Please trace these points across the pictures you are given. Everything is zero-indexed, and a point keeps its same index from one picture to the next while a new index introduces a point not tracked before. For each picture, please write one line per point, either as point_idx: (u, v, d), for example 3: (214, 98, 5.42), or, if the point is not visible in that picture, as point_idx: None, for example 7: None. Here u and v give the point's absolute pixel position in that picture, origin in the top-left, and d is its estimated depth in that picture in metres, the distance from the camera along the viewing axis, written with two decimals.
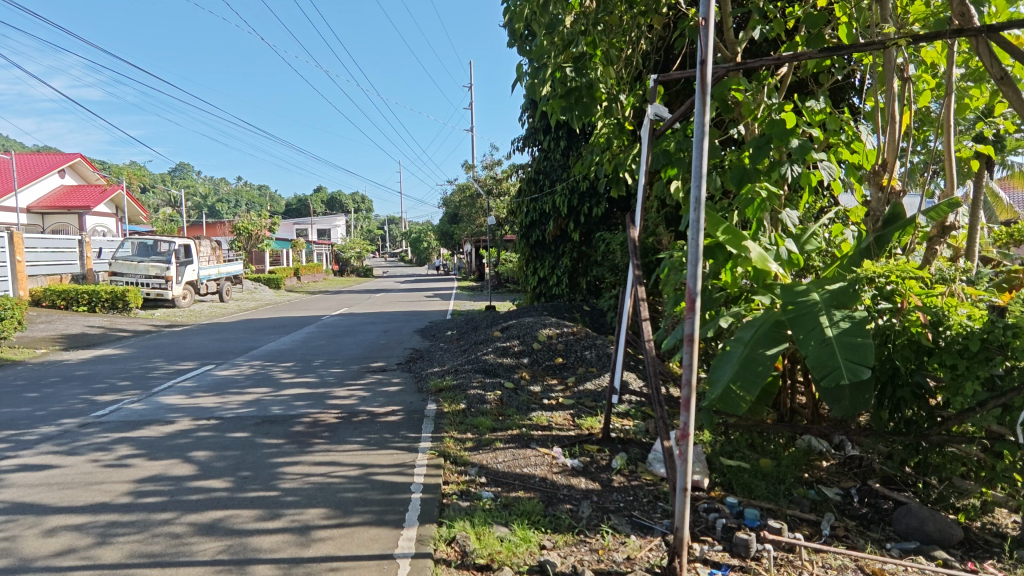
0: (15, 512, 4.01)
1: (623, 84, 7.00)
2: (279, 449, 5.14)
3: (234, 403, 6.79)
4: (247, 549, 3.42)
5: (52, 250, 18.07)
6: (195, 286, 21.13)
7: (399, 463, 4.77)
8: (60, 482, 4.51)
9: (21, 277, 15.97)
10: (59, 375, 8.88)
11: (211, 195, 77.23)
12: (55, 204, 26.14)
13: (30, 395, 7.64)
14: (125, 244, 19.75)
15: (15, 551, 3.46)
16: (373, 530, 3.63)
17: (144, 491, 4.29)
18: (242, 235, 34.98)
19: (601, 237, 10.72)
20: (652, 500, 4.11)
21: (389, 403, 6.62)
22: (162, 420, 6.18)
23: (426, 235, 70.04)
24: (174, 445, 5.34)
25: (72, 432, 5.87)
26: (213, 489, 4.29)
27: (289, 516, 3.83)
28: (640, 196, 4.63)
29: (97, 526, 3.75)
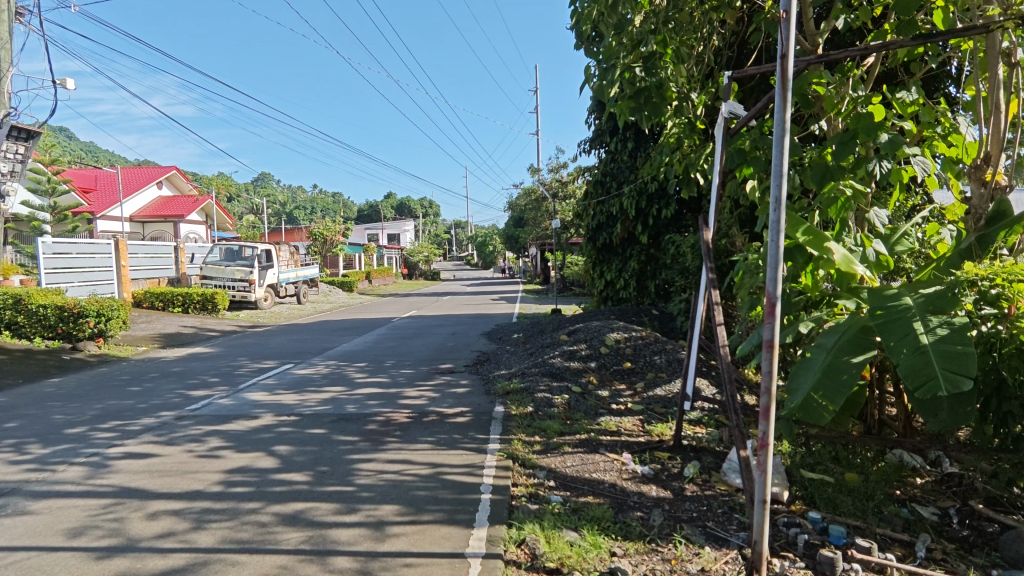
0: (123, 496, 4.38)
1: (694, 81, 6.78)
2: (354, 446, 5.34)
3: (312, 401, 7.13)
4: (327, 540, 3.57)
5: (152, 256, 19.60)
6: (276, 289, 22.37)
7: (469, 463, 4.85)
8: (160, 470, 4.88)
9: (126, 281, 17.45)
10: (158, 371, 9.63)
11: (289, 203, 81.55)
12: (154, 214, 28.36)
13: (133, 389, 8.34)
14: (214, 249, 21.18)
15: (123, 532, 3.77)
16: (444, 529, 3.71)
17: (233, 481, 4.58)
18: (318, 240, 36.81)
19: (671, 239, 10.50)
20: (727, 511, 3.97)
21: (458, 404, 6.74)
22: (248, 415, 6.57)
23: (492, 239, 70.91)
24: (258, 439, 5.67)
25: (170, 424, 6.35)
26: (295, 482, 4.52)
27: (365, 511, 3.97)
28: (713, 195, 4.49)
29: (192, 512, 4.03)
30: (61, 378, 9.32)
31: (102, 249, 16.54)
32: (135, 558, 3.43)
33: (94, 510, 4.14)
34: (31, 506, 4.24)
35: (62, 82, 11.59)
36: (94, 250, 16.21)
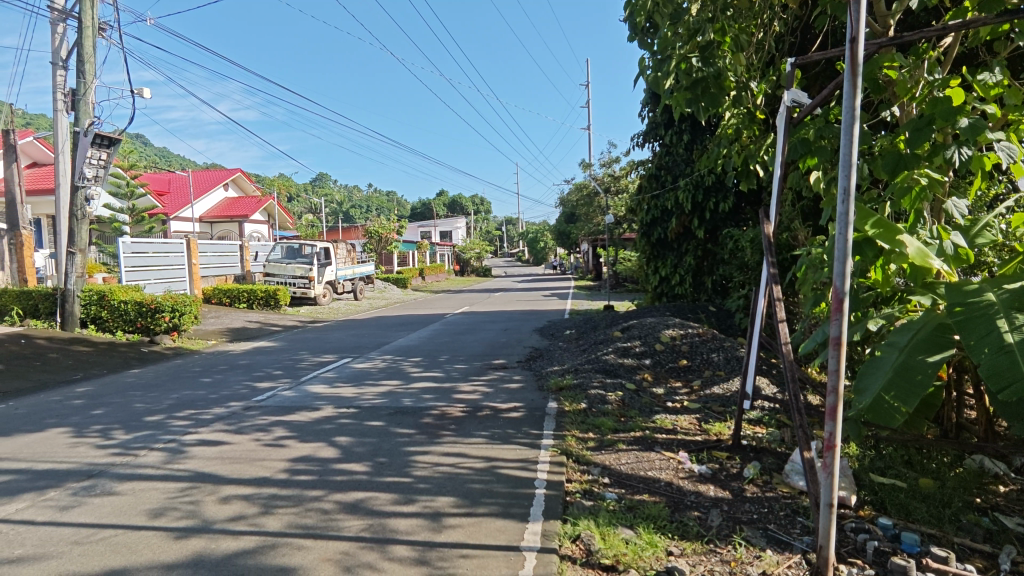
0: (197, 480, 4.65)
1: (754, 70, 6.56)
2: (410, 439, 5.47)
3: (370, 394, 7.34)
4: (386, 529, 3.68)
5: (219, 255, 20.61)
6: (334, 286, 23.12)
7: (523, 458, 4.88)
8: (230, 457, 5.15)
9: (197, 278, 18.40)
10: (227, 364, 10.16)
11: (346, 203, 84.05)
12: (221, 215, 29.83)
13: (205, 380, 8.83)
14: (277, 248, 22.08)
15: (199, 514, 4.00)
16: (500, 522, 3.75)
17: (297, 469, 4.78)
18: (374, 238, 37.80)
19: (729, 234, 10.22)
20: (790, 514, 3.84)
21: (511, 400, 6.79)
22: (310, 407, 6.83)
23: (543, 235, 70.87)
24: (320, 430, 5.89)
25: (239, 413, 6.68)
26: (355, 472, 4.68)
27: (421, 502, 4.07)
28: (775, 188, 4.33)
29: (260, 497, 4.23)
30: (140, 369, 9.96)
31: (175, 248, 17.51)
32: (209, 539, 3.63)
33: (171, 492, 4.41)
34: (117, 488, 4.56)
35: (139, 91, 12.33)
36: (168, 249, 17.18)
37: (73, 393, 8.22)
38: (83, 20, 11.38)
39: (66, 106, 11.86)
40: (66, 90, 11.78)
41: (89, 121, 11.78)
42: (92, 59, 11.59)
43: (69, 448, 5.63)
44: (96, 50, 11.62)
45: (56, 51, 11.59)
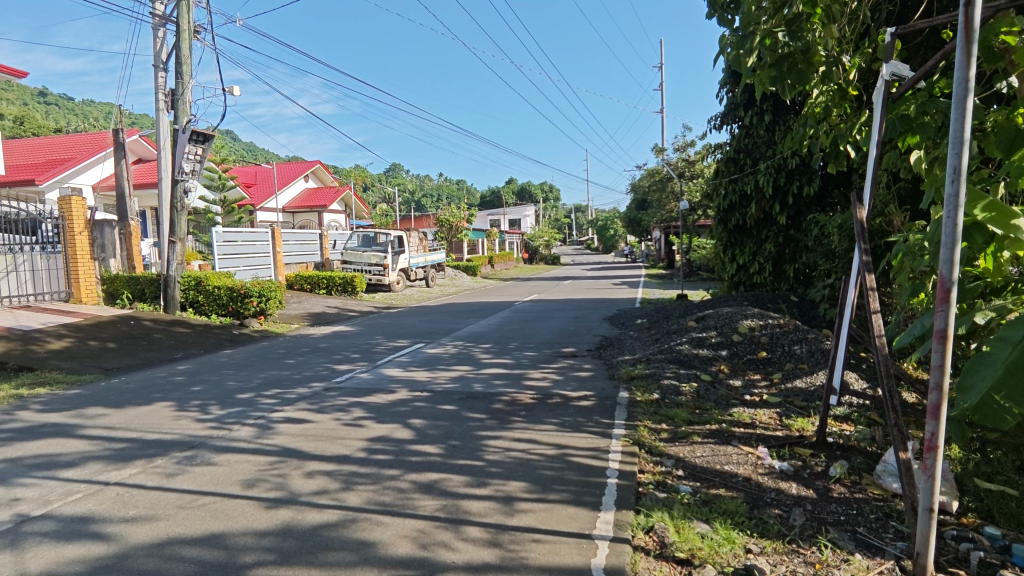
0: (284, 455, 4.94)
1: (847, 42, 6.11)
2: (482, 423, 5.56)
3: (442, 378, 7.53)
4: (460, 510, 3.77)
5: (301, 243, 21.69)
6: (407, 273, 23.79)
7: (594, 446, 4.84)
8: (313, 435, 5.43)
9: (280, 265, 19.47)
10: (309, 347, 10.71)
11: (418, 192, 86.08)
12: (302, 205, 31.34)
13: (289, 361, 9.35)
14: (354, 236, 22.96)
15: (287, 486, 4.26)
16: (571, 509, 3.74)
17: (375, 449, 4.97)
18: (444, 227, 38.52)
19: (815, 220, 9.67)
20: (882, 518, 3.60)
21: (581, 388, 6.75)
22: (385, 389, 7.09)
23: (613, 223, 69.81)
24: (396, 412, 6.10)
25: (320, 394, 7.04)
26: (429, 453, 4.81)
27: (494, 485, 4.13)
28: (870, 169, 4.02)
29: (341, 474, 4.44)
30: (232, 350, 10.68)
31: (261, 237, 18.58)
32: (297, 511, 3.85)
33: (262, 465, 4.72)
34: (214, 458, 4.93)
35: (229, 89, 13.08)
36: (255, 238, 18.23)
37: (175, 371, 8.94)
38: (181, 24, 12.18)
39: (166, 106, 12.79)
40: (166, 90, 12.68)
41: (187, 119, 12.64)
42: (189, 61, 12.41)
43: (172, 420, 6.13)
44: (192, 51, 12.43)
45: (157, 54, 12.49)
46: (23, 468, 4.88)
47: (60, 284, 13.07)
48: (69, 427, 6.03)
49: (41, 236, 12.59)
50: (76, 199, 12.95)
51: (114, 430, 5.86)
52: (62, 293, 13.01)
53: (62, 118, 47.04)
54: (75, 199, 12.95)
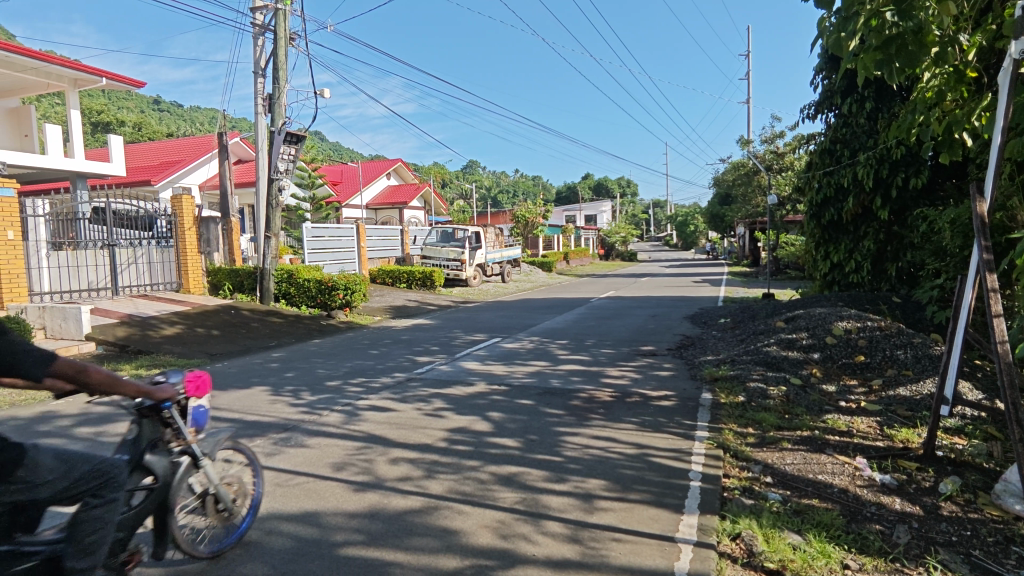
0: (370, 441, 5.16)
1: (966, 19, 5.56)
2: (560, 419, 5.56)
3: (519, 373, 7.60)
4: (539, 504, 3.79)
5: (383, 239, 22.53)
6: (484, 269, 24.15)
7: (676, 448, 4.72)
8: (397, 423, 5.64)
9: (364, 260, 20.32)
10: (391, 338, 11.13)
11: (494, 188, 87.12)
12: (384, 202, 32.55)
13: (373, 352, 9.76)
14: (433, 232, 23.55)
15: (373, 472, 4.45)
16: (653, 510, 3.67)
17: (455, 439, 5.10)
18: (521, 223, 38.75)
19: (922, 214, 8.91)
20: (1001, 542, 3.29)
21: (661, 388, 6.60)
22: (464, 382, 7.25)
23: (693, 219, 67.54)
24: (475, 404, 6.22)
25: (403, 384, 7.30)
26: (508, 446, 4.87)
27: (573, 482, 4.12)
28: (993, 158, 3.64)
29: (424, 462, 4.59)
30: (321, 340, 11.28)
31: (347, 232, 19.48)
32: (383, 495, 4.02)
33: (349, 450, 4.95)
34: (307, 441, 5.23)
35: (320, 91, 13.77)
36: (341, 233, 19.13)
37: (270, 358, 9.56)
38: (278, 31, 12.95)
39: (264, 109, 13.65)
40: (264, 94, 13.53)
41: (282, 121, 13.46)
42: (284, 66, 13.17)
43: (269, 404, 6.58)
44: (288, 57, 13.18)
45: (257, 61, 13.35)
46: None
47: (172, 275, 14.33)
48: None
49: (156, 231, 13.82)
50: (186, 197, 14.21)
51: (219, 411, 6.35)
52: (174, 283, 14.29)
53: (174, 123, 51.42)
54: (186, 197, 14.19)
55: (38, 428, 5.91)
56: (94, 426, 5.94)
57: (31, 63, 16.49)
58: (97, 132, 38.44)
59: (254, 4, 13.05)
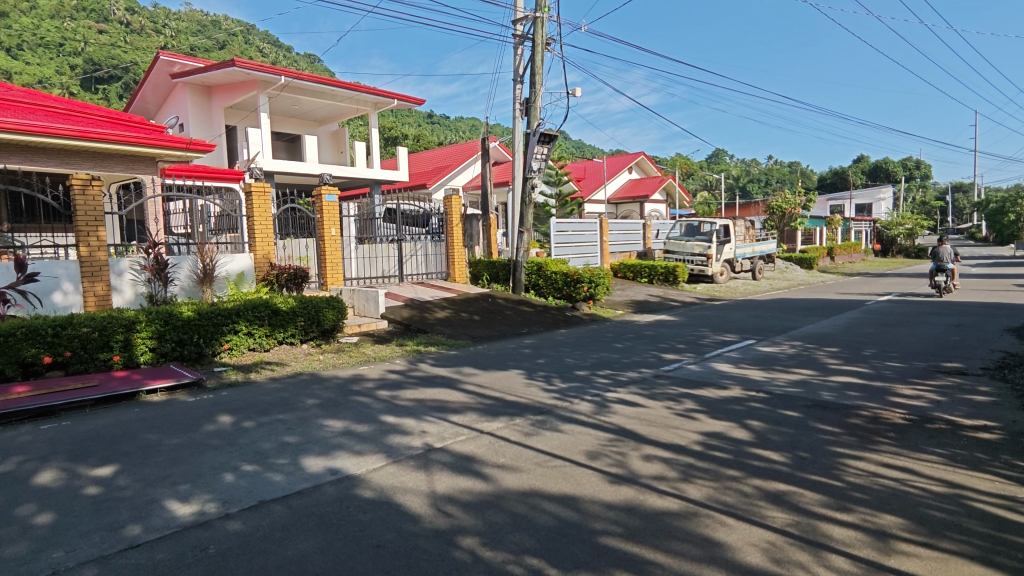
0: (622, 435, 5.19)
1: None
2: (837, 439, 4.85)
3: (781, 380, 6.88)
4: (818, 532, 3.36)
5: (624, 233, 22.61)
6: (731, 265, 22.51)
7: (1008, 494, 3.74)
8: (647, 420, 5.57)
9: (606, 254, 20.63)
10: (635, 333, 11.08)
11: (744, 177, 80.52)
12: (626, 196, 32.63)
13: (618, 345, 9.84)
14: (677, 226, 22.70)
15: (627, 466, 4.46)
16: (978, 568, 2.96)
17: (712, 445, 4.82)
18: (776, 215, 34.93)
19: None
20: None
21: (978, 415, 5.31)
22: (717, 384, 6.83)
23: (1016, 205, 53.02)
24: (731, 409, 5.81)
25: (650, 380, 7.20)
26: (774, 461, 4.42)
27: (860, 513, 3.55)
28: None
29: (679, 464, 4.44)
30: (567, 330, 11.79)
31: (591, 226, 20.01)
32: (639, 491, 4.00)
33: (602, 441, 5.05)
34: (562, 426, 5.48)
35: (573, 91, 14.32)
36: (584, 227, 19.75)
37: (524, 344, 10.34)
38: (536, 39, 13.82)
39: (522, 113, 14.76)
40: (522, 99, 14.60)
41: (537, 123, 14.38)
42: (541, 70, 14.00)
43: (525, 387, 7.11)
44: (544, 62, 13.99)
45: (516, 69, 14.47)
46: (427, 408, 6.29)
47: (442, 266, 16.39)
48: (453, 381, 7.55)
49: (432, 227, 16.05)
50: (455, 197, 15.96)
51: (484, 388, 7.08)
52: (443, 273, 16.32)
53: (445, 134, 59.03)
54: (455, 197, 15.97)
55: (353, 388, 7.32)
56: (391, 390, 7.15)
57: (346, 92, 20.50)
58: (389, 145, 46.21)
59: (515, 17, 14.12)
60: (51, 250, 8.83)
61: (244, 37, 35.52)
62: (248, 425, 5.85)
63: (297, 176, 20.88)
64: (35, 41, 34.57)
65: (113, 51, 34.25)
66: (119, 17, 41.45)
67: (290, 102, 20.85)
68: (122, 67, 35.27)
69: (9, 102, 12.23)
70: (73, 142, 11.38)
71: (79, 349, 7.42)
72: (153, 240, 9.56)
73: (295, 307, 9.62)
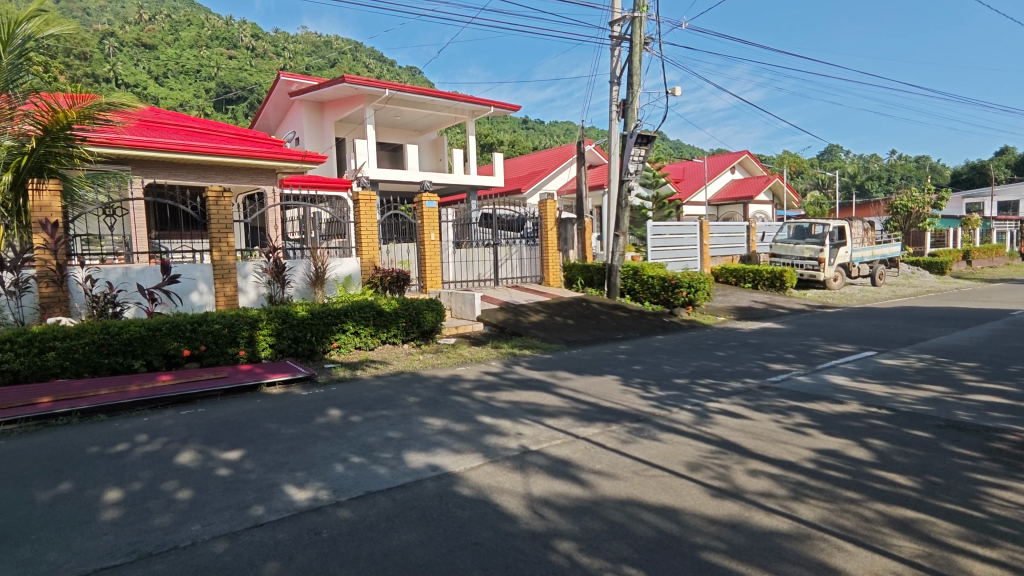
0: (725, 447, 4.96)
1: None
2: (977, 464, 4.34)
3: (908, 397, 6.25)
4: (954, 567, 3.03)
5: (726, 236, 21.62)
6: (847, 269, 20.83)
7: None
8: (753, 433, 5.28)
9: (707, 258, 19.82)
10: (738, 341, 10.54)
11: (862, 174, 74.22)
12: (728, 197, 31.19)
13: (719, 353, 9.41)
14: (784, 228, 21.35)
15: (731, 480, 4.25)
16: None
17: (826, 463, 4.48)
18: (899, 214, 31.93)
19: None
20: None
21: None
22: (832, 398, 6.34)
23: None
24: (848, 426, 5.36)
25: (755, 391, 6.81)
26: (901, 485, 4.03)
27: (1008, 550, 3.16)
28: None
29: (788, 481, 4.17)
30: (664, 337, 11.45)
31: (689, 229, 19.32)
32: (744, 507, 3.81)
33: (704, 452, 4.85)
34: (660, 436, 5.33)
35: (672, 90, 13.92)
36: (683, 230, 19.10)
37: (619, 349, 10.16)
38: (634, 39, 13.59)
39: (618, 115, 14.55)
40: (619, 101, 14.39)
41: (635, 124, 14.12)
42: (639, 70, 13.74)
43: (621, 393, 6.98)
44: (642, 62, 13.72)
45: (613, 70, 14.31)
46: (522, 411, 6.36)
47: (537, 269, 16.50)
48: (548, 385, 7.57)
49: (526, 231, 16.26)
50: (550, 201, 16.01)
51: (578, 393, 7.04)
52: (537, 276, 16.43)
53: (538, 138, 59.53)
54: (549, 201, 16.03)
55: (451, 387, 7.56)
56: (487, 392, 7.29)
57: (445, 102, 21.25)
58: (485, 151, 47.32)
59: (613, 18, 13.97)
60: (189, 254, 9.88)
61: (353, 55, 37.93)
62: (355, 420, 6.21)
63: (399, 184, 21.92)
64: (177, 69, 38.96)
65: (241, 74, 37.96)
66: (246, 43, 45.85)
67: (393, 113, 21.95)
68: (248, 88, 38.94)
69: (157, 124, 13.86)
70: (207, 158, 12.70)
71: (212, 344, 8.24)
72: (273, 245, 10.42)
73: (397, 308, 10.09)
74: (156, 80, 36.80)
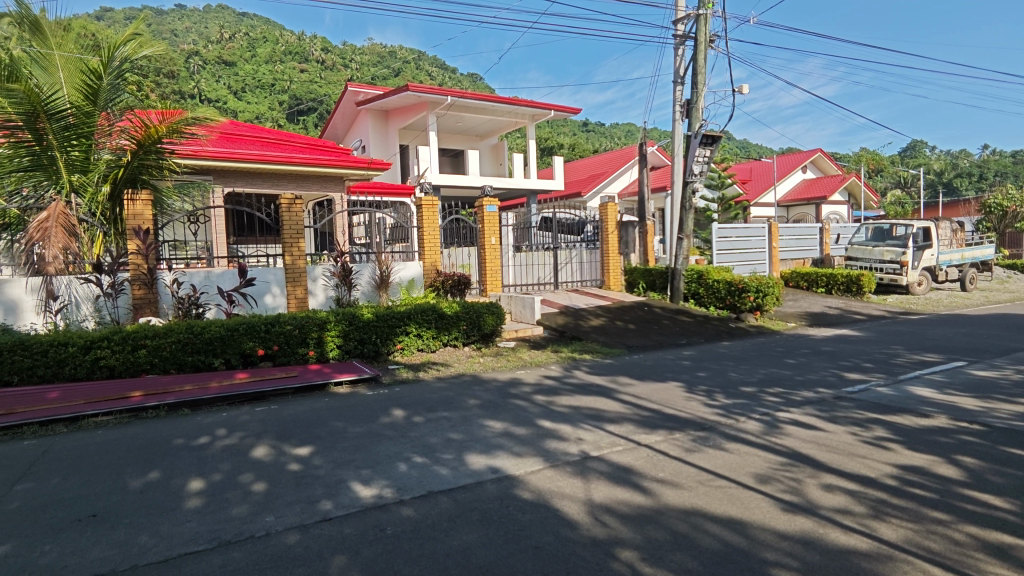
0: (797, 460, 4.73)
1: None
2: None
3: (1004, 411, 5.76)
4: None
5: (798, 238, 20.67)
6: (932, 273, 19.44)
7: None
8: (828, 446, 5.01)
9: (776, 261, 19.02)
10: (810, 349, 10.04)
11: (950, 171, 69.14)
12: (799, 198, 29.84)
13: (790, 361, 9.00)
14: (862, 229, 20.20)
15: (804, 494, 4.05)
16: None
17: (910, 480, 4.20)
18: (993, 213, 29.55)
19: None
20: None
21: None
22: (916, 411, 5.92)
23: None
24: (935, 441, 5.00)
25: (830, 402, 6.47)
26: (996, 507, 3.72)
27: None
28: None
29: (867, 498, 3.93)
30: (730, 343, 11.07)
31: (758, 232, 18.61)
32: (818, 523, 3.62)
33: (774, 464, 4.65)
34: (726, 445, 5.15)
35: (739, 88, 13.48)
36: (751, 233, 18.41)
37: (682, 355, 9.90)
38: (699, 37, 13.27)
39: (682, 115, 14.21)
40: (683, 101, 14.07)
41: (699, 125, 13.75)
42: (704, 69, 13.39)
43: (685, 400, 6.79)
44: (707, 60, 13.36)
45: (677, 70, 14.01)
46: (582, 416, 6.30)
47: (597, 273, 16.35)
48: (608, 390, 7.47)
49: (587, 235, 16.23)
50: (611, 205, 15.83)
51: (640, 400, 6.91)
52: (598, 280, 16.27)
53: (599, 141, 58.99)
54: (610, 205, 15.85)
55: (511, 391, 7.59)
56: (547, 396, 7.28)
57: (506, 107, 21.44)
58: (545, 155, 47.28)
59: (676, 17, 13.69)
60: (264, 258, 10.42)
61: (417, 65, 38.94)
62: (418, 420, 6.35)
63: (461, 189, 22.27)
64: (254, 84, 41.30)
65: (312, 86, 39.80)
66: (317, 57, 48.00)
67: (455, 120, 22.36)
68: (319, 100, 40.70)
69: (237, 136, 14.73)
70: (280, 167, 13.37)
71: (284, 344, 8.65)
72: (341, 250, 10.83)
73: (458, 312, 10.26)
74: (237, 93, 39.31)
